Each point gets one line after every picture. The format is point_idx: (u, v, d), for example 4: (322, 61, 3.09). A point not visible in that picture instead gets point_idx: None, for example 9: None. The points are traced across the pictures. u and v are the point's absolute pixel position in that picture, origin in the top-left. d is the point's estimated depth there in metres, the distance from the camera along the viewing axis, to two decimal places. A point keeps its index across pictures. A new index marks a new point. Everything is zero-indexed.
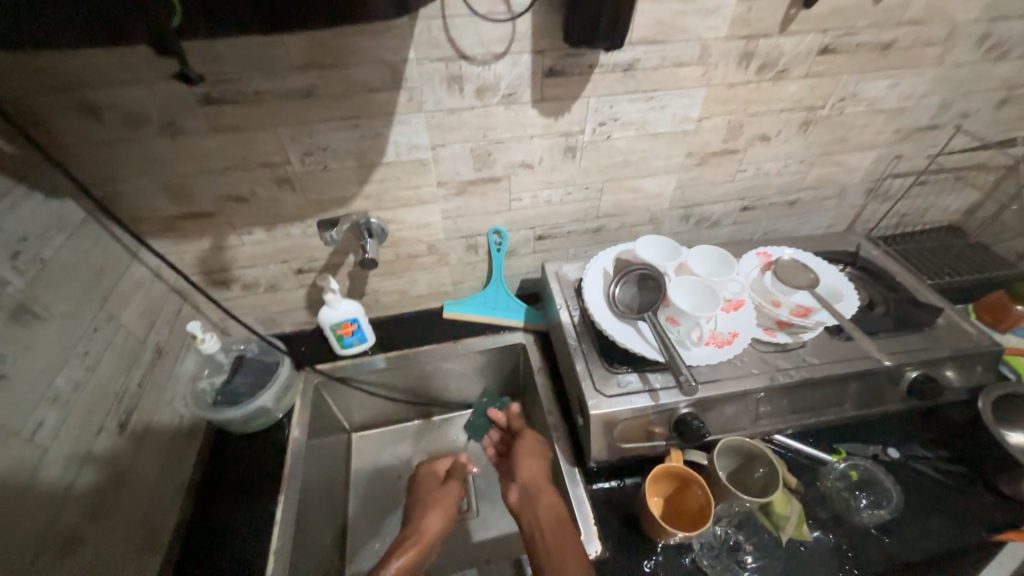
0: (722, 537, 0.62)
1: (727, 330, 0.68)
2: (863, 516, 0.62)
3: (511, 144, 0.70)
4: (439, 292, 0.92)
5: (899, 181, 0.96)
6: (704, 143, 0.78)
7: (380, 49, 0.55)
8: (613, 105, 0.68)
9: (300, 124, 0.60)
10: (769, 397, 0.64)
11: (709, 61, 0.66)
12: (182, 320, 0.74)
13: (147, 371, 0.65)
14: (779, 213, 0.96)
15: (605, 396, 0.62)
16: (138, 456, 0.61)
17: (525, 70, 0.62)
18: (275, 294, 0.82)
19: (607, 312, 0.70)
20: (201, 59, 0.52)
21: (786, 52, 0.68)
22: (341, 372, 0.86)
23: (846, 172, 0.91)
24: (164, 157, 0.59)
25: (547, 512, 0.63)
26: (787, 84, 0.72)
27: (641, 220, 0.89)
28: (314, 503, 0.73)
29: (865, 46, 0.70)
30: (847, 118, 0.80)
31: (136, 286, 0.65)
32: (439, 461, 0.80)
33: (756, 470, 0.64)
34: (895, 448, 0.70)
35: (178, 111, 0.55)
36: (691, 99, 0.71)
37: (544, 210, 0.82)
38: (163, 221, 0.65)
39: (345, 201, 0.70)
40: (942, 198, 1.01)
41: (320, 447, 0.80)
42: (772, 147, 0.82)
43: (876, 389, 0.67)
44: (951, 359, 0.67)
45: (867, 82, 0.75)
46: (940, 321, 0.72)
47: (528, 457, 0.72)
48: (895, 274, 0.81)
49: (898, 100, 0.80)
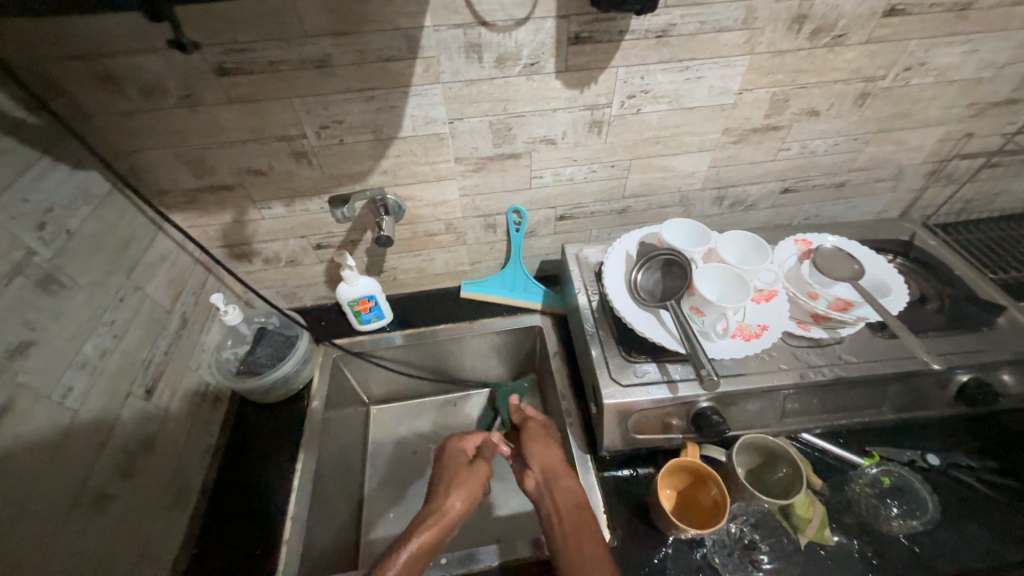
0: (736, 535, 0.59)
1: (756, 322, 0.64)
2: (892, 525, 0.59)
3: (533, 118, 0.66)
4: (456, 271, 0.91)
5: (967, 163, 0.86)
6: (743, 118, 0.72)
7: (394, 15, 0.52)
8: (644, 76, 0.63)
9: (315, 95, 0.58)
10: (798, 395, 0.60)
11: (755, 26, 0.60)
12: (207, 292, 0.76)
13: (173, 340, 0.67)
14: (824, 196, 0.89)
15: (620, 385, 0.60)
16: (166, 420, 0.64)
17: (549, 37, 0.57)
18: (296, 269, 0.82)
19: (627, 299, 0.67)
20: (213, 28, 0.50)
21: (846, 14, 0.61)
22: (359, 347, 0.87)
23: (905, 151, 0.82)
24: (182, 130, 0.59)
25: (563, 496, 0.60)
26: (844, 52, 0.65)
27: (670, 201, 0.84)
28: (330, 472, 0.76)
29: (940, 6, 0.62)
30: (911, 90, 0.72)
31: (161, 258, 0.67)
32: (468, 440, 0.76)
33: (779, 469, 0.61)
34: (935, 455, 0.65)
35: (194, 82, 0.54)
36: (732, 69, 0.64)
37: (566, 189, 0.79)
38: (185, 194, 0.67)
39: (361, 176, 0.69)
40: (1017, 182, 0.91)
41: (338, 419, 0.83)
42: (821, 122, 0.74)
43: (920, 392, 0.62)
44: (1011, 363, 0.61)
45: (939, 49, 0.67)
46: (1001, 321, 0.65)
47: (540, 439, 0.69)
48: (953, 267, 0.74)
49: (975, 70, 0.70)
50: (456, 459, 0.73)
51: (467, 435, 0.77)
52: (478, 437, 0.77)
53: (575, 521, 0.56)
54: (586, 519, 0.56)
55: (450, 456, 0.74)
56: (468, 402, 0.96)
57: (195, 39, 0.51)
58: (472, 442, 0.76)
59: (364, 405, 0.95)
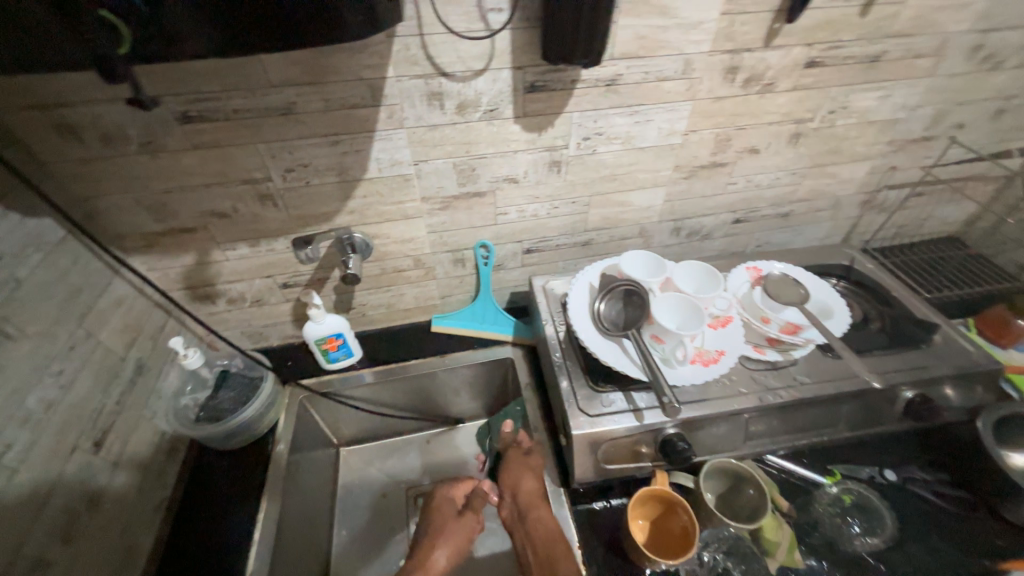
0: (710, 564, 0.58)
1: (714, 348, 0.66)
2: (856, 544, 0.60)
3: (495, 160, 0.70)
4: (427, 305, 0.92)
5: (896, 193, 0.94)
6: (691, 156, 0.77)
7: (358, 67, 0.55)
8: (598, 119, 0.68)
9: (280, 141, 0.60)
10: (759, 418, 0.62)
11: (694, 76, 0.66)
12: (166, 336, 0.74)
13: (126, 388, 0.65)
14: (772, 224, 0.95)
15: (588, 415, 0.61)
16: (115, 474, 0.60)
17: (506, 86, 0.61)
18: (261, 308, 0.81)
19: (592, 329, 0.69)
20: (177, 78, 0.52)
21: (772, 65, 0.67)
22: (327, 387, 0.85)
23: (839, 183, 0.90)
24: (144, 174, 0.59)
25: (537, 528, 0.59)
26: (774, 97, 0.72)
27: (630, 233, 0.88)
28: (296, 521, 0.72)
29: (853, 59, 0.69)
30: (838, 130, 0.79)
31: (117, 303, 0.65)
32: (457, 488, 0.74)
33: (745, 491, 0.62)
34: (892, 470, 0.68)
35: (157, 129, 0.55)
36: (676, 113, 0.70)
37: (531, 224, 0.82)
38: (145, 236, 0.66)
39: (328, 216, 0.70)
40: (940, 209, 1.00)
41: (304, 463, 0.79)
42: (762, 159, 0.81)
43: (871, 409, 0.65)
44: (950, 377, 0.65)
45: (857, 94, 0.74)
46: (937, 338, 0.70)
47: (519, 470, 0.67)
48: (891, 288, 0.79)
49: (891, 111, 0.79)
50: (444, 509, 0.70)
51: (455, 484, 0.75)
52: (468, 484, 0.75)
53: (545, 555, 0.55)
54: (558, 552, 0.55)
55: (438, 507, 0.71)
56: (443, 440, 0.95)
57: (158, 89, 0.52)
58: (461, 491, 0.73)
59: (334, 447, 0.92)
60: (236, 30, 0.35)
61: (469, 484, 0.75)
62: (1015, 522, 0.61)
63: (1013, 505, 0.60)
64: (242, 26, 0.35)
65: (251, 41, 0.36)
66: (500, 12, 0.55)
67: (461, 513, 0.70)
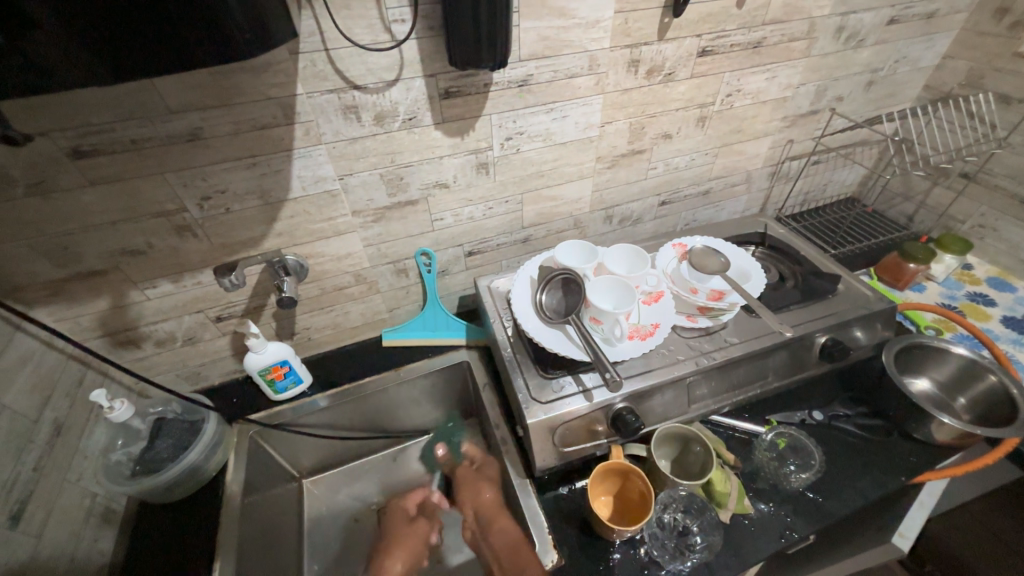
0: (671, 524, 0.62)
1: (649, 322, 0.70)
2: (792, 482, 0.65)
3: (422, 167, 0.70)
4: (375, 320, 0.90)
5: (797, 163, 1.04)
6: (611, 146, 0.81)
7: (264, 86, 0.54)
8: (516, 119, 0.70)
9: (189, 168, 0.57)
10: (699, 380, 0.67)
11: (600, 71, 0.70)
12: (87, 390, 0.68)
13: (43, 453, 0.59)
14: (695, 203, 1.02)
15: (541, 403, 0.63)
16: (39, 548, 0.55)
17: (420, 94, 0.62)
18: (195, 346, 0.77)
19: (536, 321, 0.71)
20: (63, 113, 0.48)
21: (669, 57, 0.73)
22: (278, 418, 0.82)
23: (747, 159, 0.98)
24: (37, 218, 0.55)
25: (501, 539, 0.67)
26: (676, 85, 0.77)
27: (566, 225, 0.92)
28: (257, 565, 0.68)
29: (738, 46, 0.76)
30: (737, 111, 0.87)
31: (22, 360, 0.59)
32: (409, 498, 0.85)
33: (693, 450, 0.66)
34: (819, 411, 0.75)
35: (45, 168, 0.51)
36: (590, 107, 0.74)
37: (469, 227, 0.83)
38: (47, 285, 0.61)
39: (255, 241, 0.68)
40: (835, 174, 1.12)
41: (261, 502, 0.76)
42: (676, 143, 0.87)
43: (794, 359, 0.72)
44: (856, 320, 0.73)
45: (748, 77, 0.82)
46: (841, 287, 0.78)
47: (474, 477, 0.80)
48: (800, 249, 0.88)
49: (780, 91, 0.87)
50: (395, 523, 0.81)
51: (406, 496, 0.86)
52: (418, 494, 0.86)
53: (510, 558, 0.63)
54: (520, 547, 0.63)
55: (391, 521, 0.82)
56: (409, 454, 0.94)
57: (40, 124, 0.49)
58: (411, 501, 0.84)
59: (295, 480, 0.88)
60: (116, 61, 0.34)
61: (420, 492, 0.86)
62: (923, 440, 0.69)
63: (919, 424, 0.68)
64: (123, 56, 0.34)
65: (134, 68, 0.35)
66: (403, 22, 0.56)
67: (413, 520, 0.82)
